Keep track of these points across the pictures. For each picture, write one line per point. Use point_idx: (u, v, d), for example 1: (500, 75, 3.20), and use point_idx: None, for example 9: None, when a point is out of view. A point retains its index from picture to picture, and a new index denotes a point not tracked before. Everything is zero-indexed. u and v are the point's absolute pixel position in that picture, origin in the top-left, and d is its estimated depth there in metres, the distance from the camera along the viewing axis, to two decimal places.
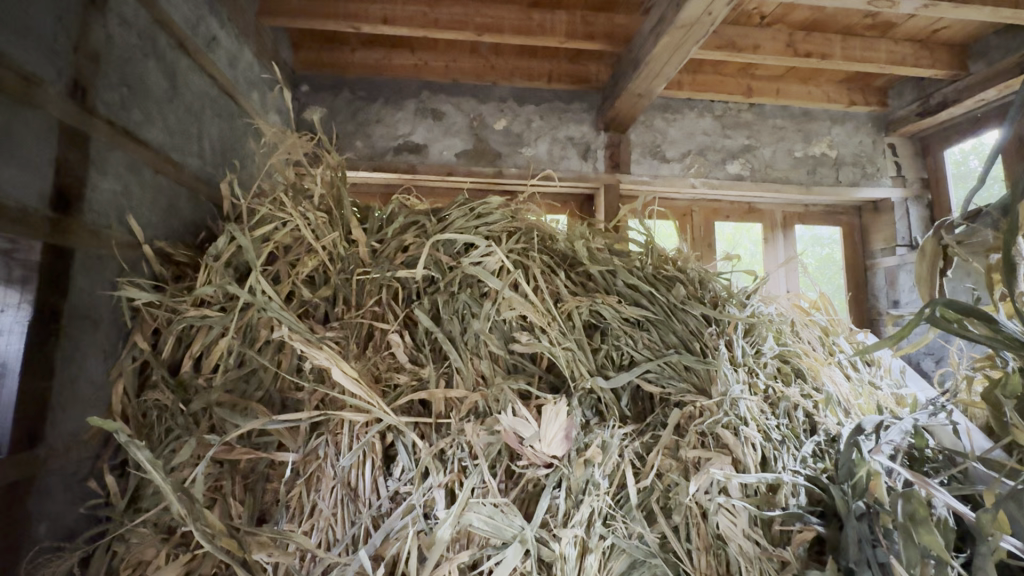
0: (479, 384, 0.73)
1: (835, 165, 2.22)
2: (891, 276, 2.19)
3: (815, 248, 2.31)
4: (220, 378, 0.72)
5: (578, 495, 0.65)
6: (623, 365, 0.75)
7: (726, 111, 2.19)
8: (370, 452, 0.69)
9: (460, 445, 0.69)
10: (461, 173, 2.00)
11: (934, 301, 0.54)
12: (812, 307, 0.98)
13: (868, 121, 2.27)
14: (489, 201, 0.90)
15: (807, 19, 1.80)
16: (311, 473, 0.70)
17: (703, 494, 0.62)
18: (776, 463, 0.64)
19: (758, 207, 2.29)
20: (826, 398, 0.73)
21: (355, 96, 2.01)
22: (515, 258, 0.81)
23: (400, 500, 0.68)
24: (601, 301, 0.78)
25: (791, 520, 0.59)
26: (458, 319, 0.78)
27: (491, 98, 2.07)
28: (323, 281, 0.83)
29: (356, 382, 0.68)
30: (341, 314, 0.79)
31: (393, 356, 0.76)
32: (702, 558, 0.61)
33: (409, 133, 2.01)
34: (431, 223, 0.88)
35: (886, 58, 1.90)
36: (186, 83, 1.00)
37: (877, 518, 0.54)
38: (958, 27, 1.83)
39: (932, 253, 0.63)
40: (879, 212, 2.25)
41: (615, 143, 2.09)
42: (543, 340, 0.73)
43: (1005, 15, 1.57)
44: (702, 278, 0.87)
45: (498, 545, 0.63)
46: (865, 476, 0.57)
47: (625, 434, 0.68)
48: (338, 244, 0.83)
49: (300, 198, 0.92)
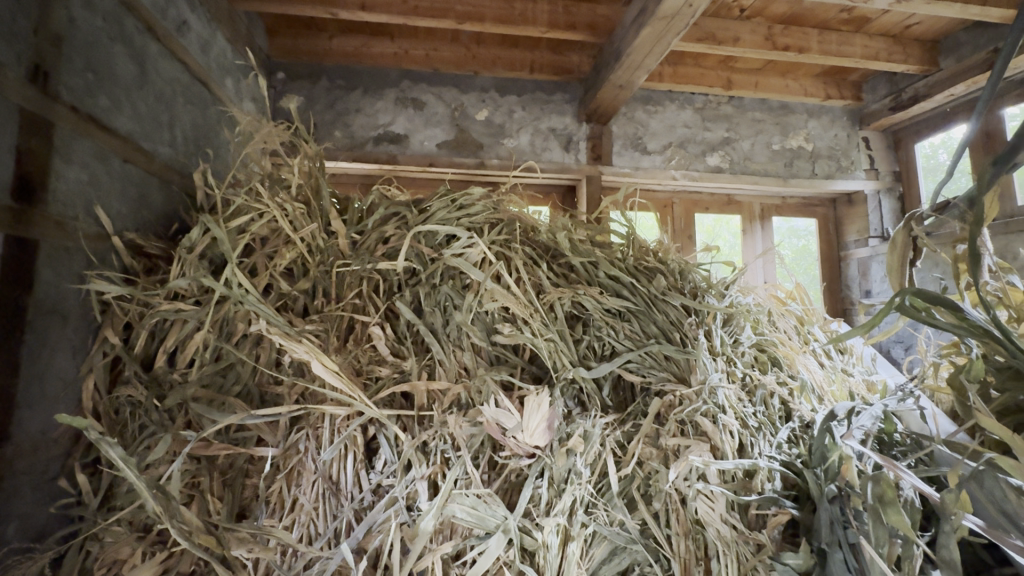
0: (462, 376, 0.73)
1: (811, 158, 2.26)
2: (864, 267, 2.25)
3: (792, 239, 2.36)
4: (197, 372, 0.71)
5: (560, 485, 0.66)
6: (605, 356, 0.76)
7: (706, 104, 2.21)
8: (352, 445, 0.69)
9: (443, 437, 0.69)
10: (443, 164, 1.98)
11: (904, 290, 0.55)
12: (787, 297, 1.00)
13: (843, 115, 2.32)
14: (470, 192, 0.89)
15: (785, 12, 1.83)
16: (292, 469, 0.69)
17: (682, 480, 0.64)
18: (753, 450, 0.66)
19: (738, 199, 2.32)
20: (801, 386, 0.75)
21: (333, 85, 1.97)
22: (497, 249, 0.81)
23: (383, 493, 0.68)
24: (584, 293, 0.78)
25: (766, 504, 0.60)
26: (440, 311, 0.78)
27: (473, 88, 2.05)
28: (302, 273, 0.81)
29: (337, 375, 0.68)
30: (321, 307, 0.78)
31: (374, 349, 0.75)
32: (681, 543, 0.62)
33: (389, 123, 1.98)
34: (412, 214, 0.86)
35: (861, 52, 1.94)
36: (156, 69, 0.96)
37: (848, 500, 0.55)
38: (929, 23, 1.88)
39: (902, 244, 0.64)
40: (853, 205, 2.31)
41: (597, 135, 2.09)
42: (525, 331, 0.74)
43: (974, 12, 1.61)
44: (682, 269, 0.88)
45: (481, 535, 0.63)
46: (838, 460, 0.58)
47: (607, 423, 0.69)
48: (317, 236, 0.82)
49: (277, 188, 0.90)
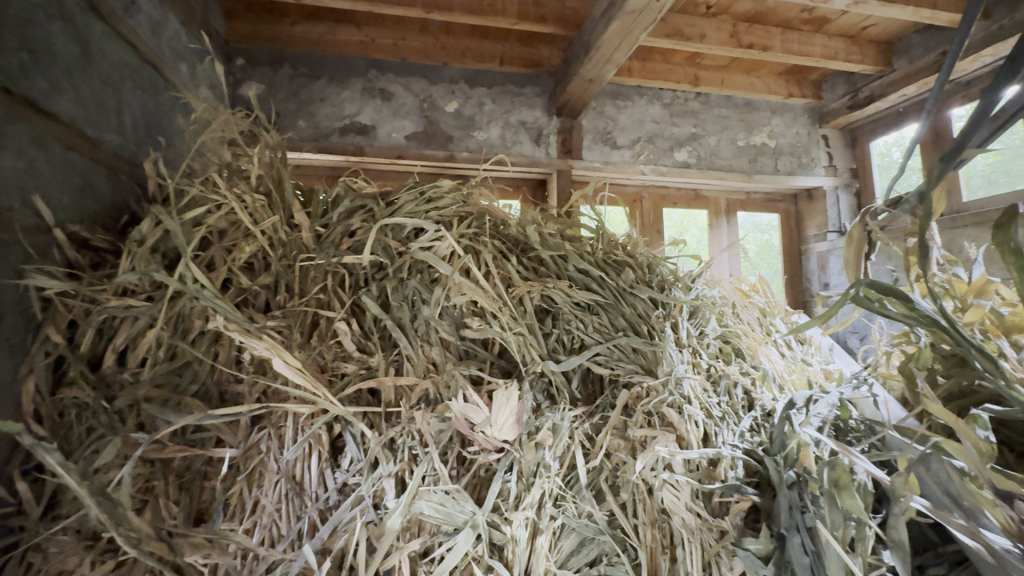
0: (430, 371, 0.72)
1: (774, 154, 2.33)
2: (823, 260, 2.33)
3: (756, 234, 2.43)
4: (149, 372, 0.67)
5: (529, 478, 0.65)
6: (574, 349, 0.76)
7: (674, 100, 2.25)
8: (317, 444, 0.67)
9: (411, 433, 0.68)
10: (412, 156, 1.94)
11: (859, 281, 0.56)
12: (751, 290, 1.02)
13: (804, 113, 2.39)
14: (439, 184, 0.88)
15: (749, 11, 1.87)
16: (253, 469, 0.67)
17: (649, 471, 0.64)
18: (717, 439, 0.67)
19: (704, 194, 2.37)
20: (763, 375, 0.76)
21: (297, 72, 1.91)
22: (467, 243, 0.80)
23: (349, 492, 0.67)
24: (553, 286, 0.78)
25: (729, 491, 0.61)
26: (408, 306, 0.76)
27: (442, 80, 2.02)
28: (263, 267, 0.78)
29: (300, 372, 0.66)
30: (284, 302, 0.76)
31: (340, 345, 0.74)
32: (648, 532, 0.62)
33: (355, 113, 1.93)
34: (379, 207, 0.84)
35: (820, 52, 2.00)
36: (102, 50, 0.91)
37: (806, 486, 0.57)
38: (884, 25, 1.95)
39: (859, 238, 0.65)
40: (813, 200, 2.39)
41: (566, 129, 2.10)
42: (493, 325, 0.73)
43: (925, 15, 1.68)
44: (650, 262, 0.89)
45: (449, 531, 0.63)
46: (796, 447, 0.60)
47: (575, 416, 0.69)
48: (279, 229, 0.79)
49: (236, 179, 0.86)
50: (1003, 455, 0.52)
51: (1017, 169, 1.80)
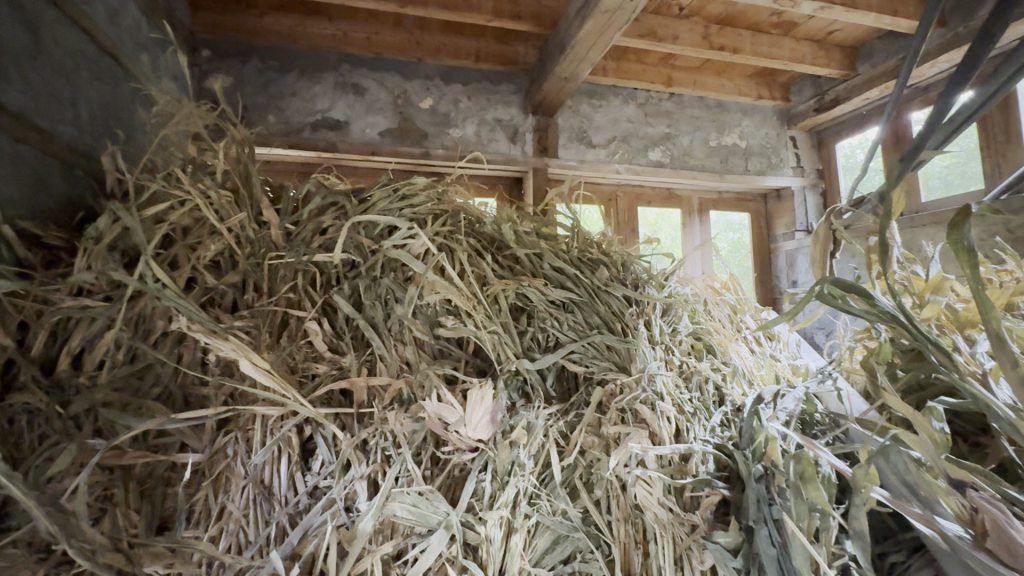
0: (403, 371, 0.71)
1: (744, 155, 2.38)
2: (790, 258, 2.40)
3: (728, 233, 2.49)
4: (107, 375, 0.64)
5: (503, 477, 0.65)
6: (549, 347, 0.76)
7: (649, 100, 2.28)
8: (286, 447, 0.66)
9: (383, 434, 0.67)
10: (386, 153, 1.91)
11: (823, 279, 0.58)
12: (722, 287, 1.04)
13: (774, 115, 2.46)
14: (413, 181, 0.87)
15: (720, 13, 1.91)
16: (219, 474, 0.65)
17: (622, 467, 0.64)
18: (688, 434, 0.67)
19: (678, 193, 2.41)
20: (732, 371, 0.78)
21: (266, 65, 1.86)
22: (441, 241, 0.80)
23: (320, 495, 0.65)
24: (528, 285, 0.78)
25: (700, 485, 0.61)
26: (381, 304, 0.75)
27: (417, 75, 2.00)
28: (230, 265, 0.76)
29: (269, 373, 0.64)
30: (251, 302, 0.74)
31: (310, 345, 0.72)
32: (621, 527, 0.62)
33: (328, 108, 1.89)
34: (352, 204, 0.83)
35: (788, 55, 2.06)
36: (55, 38, 0.87)
37: (773, 479, 0.57)
38: (848, 30, 2.02)
39: (824, 237, 0.67)
40: (781, 200, 2.45)
41: (542, 127, 2.11)
42: (468, 323, 0.73)
43: (886, 21, 1.74)
44: (625, 261, 0.90)
45: (423, 533, 0.62)
46: (764, 441, 0.60)
47: (550, 414, 0.69)
48: (246, 226, 0.77)
49: (201, 173, 0.83)
50: (957, 445, 0.55)
51: (971, 171, 1.90)
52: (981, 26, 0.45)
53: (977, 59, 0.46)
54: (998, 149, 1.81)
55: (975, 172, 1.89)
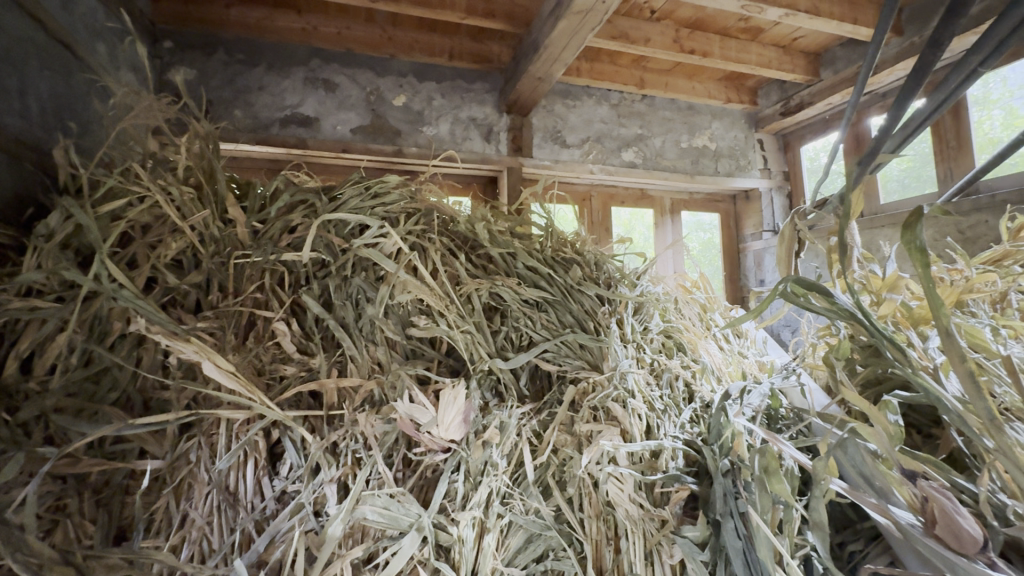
0: (375, 372, 0.70)
1: (714, 157, 2.44)
2: (758, 258, 2.46)
3: (699, 233, 2.54)
4: (60, 380, 0.61)
5: (476, 477, 0.65)
6: (522, 346, 0.76)
7: (622, 101, 2.31)
8: (252, 451, 0.64)
9: (354, 436, 0.66)
10: (358, 150, 1.88)
11: (786, 278, 0.59)
12: (693, 286, 1.06)
13: (742, 118, 2.52)
14: (386, 179, 0.86)
15: (690, 17, 1.94)
16: (181, 481, 0.63)
17: (595, 465, 0.65)
18: (659, 431, 0.68)
19: (651, 194, 2.44)
20: (702, 368, 0.79)
21: (231, 59, 1.81)
22: (413, 241, 0.79)
23: (288, 500, 0.64)
24: (501, 284, 0.78)
25: (670, 481, 0.62)
26: (352, 304, 0.74)
27: (389, 72, 1.98)
28: (193, 264, 0.73)
29: (233, 376, 0.63)
30: (216, 302, 0.72)
31: (278, 346, 0.71)
32: (593, 524, 0.62)
33: (297, 104, 1.85)
34: (321, 202, 0.81)
35: (755, 59, 2.11)
36: (1, 24, 0.82)
37: (739, 473, 0.58)
38: (812, 38, 2.09)
39: (789, 237, 0.69)
40: (750, 201, 2.52)
41: (517, 126, 2.11)
42: (440, 323, 0.72)
43: (847, 29, 1.81)
44: (598, 260, 0.91)
45: (394, 535, 0.61)
46: (730, 436, 0.62)
47: (523, 413, 0.70)
48: (210, 223, 0.74)
49: (161, 169, 0.80)
50: (912, 437, 0.57)
51: (926, 174, 1.99)
52: (930, 36, 0.47)
53: (928, 66, 0.48)
54: (951, 154, 1.89)
55: (930, 175, 1.98)
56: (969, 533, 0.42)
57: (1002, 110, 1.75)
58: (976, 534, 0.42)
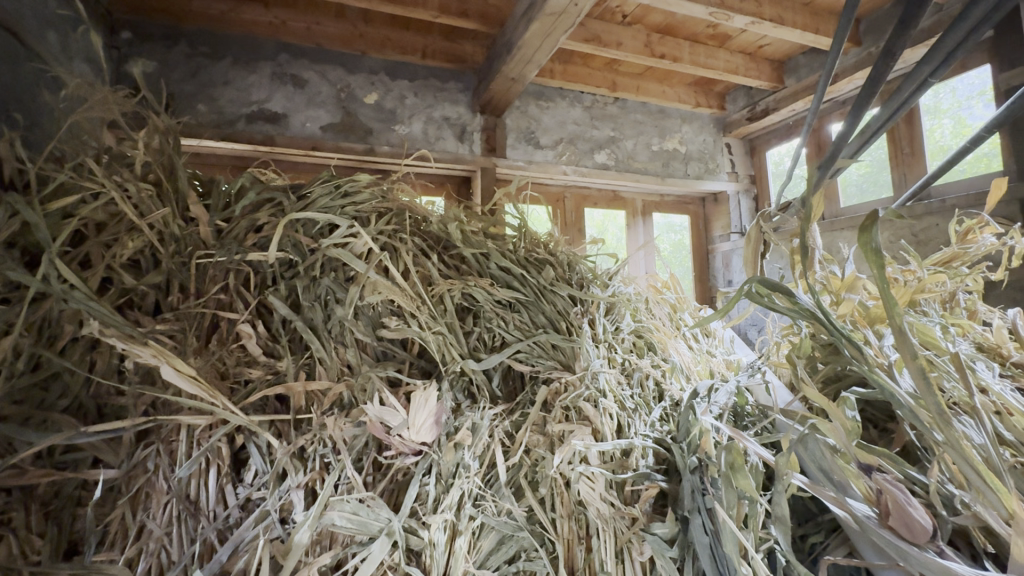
0: (344, 374, 0.69)
1: (684, 160, 2.49)
2: (726, 259, 2.53)
3: (670, 234, 2.59)
4: (5, 387, 0.56)
5: (448, 480, 0.64)
6: (494, 347, 0.76)
7: (595, 103, 2.33)
8: (215, 458, 0.62)
9: (322, 441, 0.65)
10: (328, 148, 1.84)
11: (752, 278, 0.61)
12: (664, 287, 1.08)
13: (711, 122, 2.59)
14: (356, 178, 0.84)
15: (661, 23, 1.98)
16: (138, 491, 0.60)
17: (566, 464, 0.65)
18: (629, 430, 0.69)
19: (623, 196, 2.48)
20: (671, 367, 0.80)
21: (195, 51, 1.75)
22: (385, 241, 0.78)
23: (253, 507, 0.62)
24: (474, 284, 0.78)
25: (640, 479, 0.63)
26: (321, 305, 0.73)
27: (361, 69, 1.95)
28: (151, 264, 0.70)
29: (194, 380, 0.60)
30: (176, 303, 0.69)
31: (242, 349, 0.69)
32: (565, 524, 0.62)
33: (264, 99, 1.80)
34: (289, 201, 0.79)
35: (723, 65, 2.17)
36: None
37: (706, 470, 0.59)
38: (777, 46, 2.16)
39: (755, 239, 0.70)
40: (718, 203, 2.59)
41: (490, 127, 2.11)
42: (412, 324, 0.71)
43: (809, 38, 1.88)
44: (570, 261, 0.92)
45: (364, 541, 0.60)
46: (698, 434, 0.63)
47: (495, 414, 0.69)
48: (170, 221, 0.72)
49: (117, 165, 0.76)
50: (868, 431, 0.59)
51: (883, 180, 2.08)
52: (885, 45, 0.49)
53: (882, 74, 0.50)
54: (905, 160, 1.99)
55: (886, 180, 2.07)
56: (920, 524, 0.44)
57: (953, 119, 1.84)
58: (926, 524, 0.44)
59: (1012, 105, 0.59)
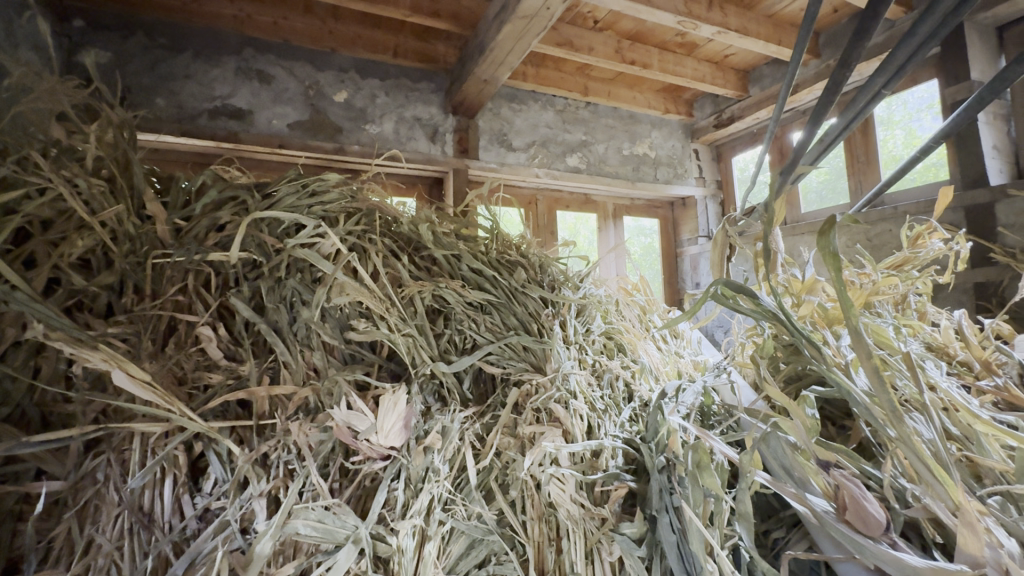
0: (310, 378, 0.68)
1: (654, 165, 2.54)
2: (694, 261, 2.59)
3: (640, 237, 2.64)
4: None
5: (417, 484, 0.64)
6: (466, 349, 0.76)
7: (567, 107, 2.36)
8: (171, 467, 0.60)
9: (286, 447, 0.63)
10: (295, 146, 1.79)
11: (717, 280, 0.62)
12: (634, 289, 1.09)
13: (679, 128, 2.65)
14: (325, 178, 0.82)
15: (631, 30, 2.02)
16: (86, 503, 0.57)
17: (537, 467, 0.65)
18: (599, 430, 0.69)
19: (594, 199, 2.51)
20: (641, 368, 0.82)
21: (153, 42, 1.68)
22: (354, 241, 0.76)
23: (211, 518, 0.60)
24: (444, 286, 0.77)
25: (609, 479, 0.63)
26: (286, 307, 0.71)
27: (330, 67, 1.91)
28: (103, 264, 0.67)
29: (149, 386, 0.58)
30: (130, 305, 0.66)
31: (202, 353, 0.66)
32: (535, 527, 0.62)
33: (228, 95, 1.74)
34: (254, 199, 0.76)
35: (691, 73, 2.22)
36: None
37: (674, 469, 0.60)
38: (742, 55, 2.23)
39: (721, 242, 0.71)
40: (687, 207, 2.65)
41: (463, 128, 2.10)
42: (381, 327, 0.70)
43: (772, 49, 1.95)
44: (542, 263, 0.92)
45: (329, 550, 0.58)
46: (666, 433, 0.64)
47: (465, 417, 0.69)
48: (124, 220, 0.68)
49: (66, 158, 0.72)
50: (827, 428, 0.61)
51: (840, 187, 2.19)
52: (841, 56, 0.50)
53: (839, 84, 0.51)
54: (860, 168, 2.09)
55: (844, 188, 2.17)
56: (875, 517, 0.46)
57: (904, 130, 1.93)
58: (880, 517, 0.46)
59: (958, 118, 0.62)
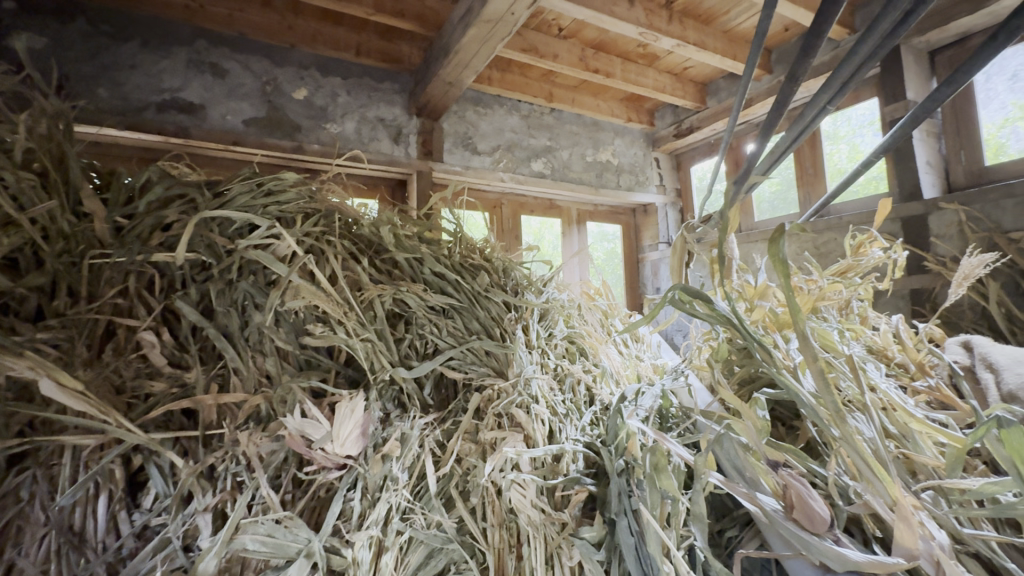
0: (262, 385, 0.65)
1: (617, 172, 2.59)
2: (654, 267, 2.66)
3: (603, 243, 2.68)
4: None
5: (374, 494, 0.62)
6: (427, 354, 0.74)
7: (532, 112, 2.38)
8: (106, 483, 0.56)
9: (235, 458, 0.60)
10: (250, 144, 1.73)
11: (675, 286, 0.64)
12: (597, 294, 1.11)
13: (641, 137, 2.72)
14: (281, 177, 0.79)
15: (595, 38, 2.06)
16: (7, 524, 0.53)
17: (497, 473, 0.64)
18: (561, 435, 0.69)
19: (559, 204, 2.53)
20: (602, 372, 0.82)
21: (94, 30, 1.58)
22: (311, 243, 0.74)
23: (150, 536, 0.56)
24: (406, 290, 0.76)
25: (570, 483, 0.62)
26: (237, 312, 0.68)
27: (289, 63, 1.85)
28: (32, 264, 0.62)
29: (82, 396, 0.54)
30: (63, 308, 0.61)
31: (144, 359, 0.62)
32: (496, 534, 0.61)
33: (178, 88, 1.66)
34: (203, 197, 0.73)
35: (652, 84, 2.28)
36: None
37: (632, 471, 0.61)
38: (700, 68, 2.31)
39: (680, 249, 0.73)
40: (648, 214, 2.72)
41: (427, 130, 2.08)
42: (338, 331, 0.68)
43: (728, 63, 2.03)
44: (505, 267, 0.92)
45: (280, 565, 0.55)
46: (625, 436, 0.64)
47: (426, 423, 0.68)
48: (58, 217, 0.64)
49: None
50: (777, 428, 0.64)
51: (790, 198, 2.30)
52: (788, 71, 0.53)
53: (787, 99, 0.54)
54: (809, 179, 2.20)
55: (794, 198, 2.29)
56: (819, 514, 0.47)
57: (848, 145, 2.05)
58: (825, 515, 0.47)
59: (895, 134, 0.66)
